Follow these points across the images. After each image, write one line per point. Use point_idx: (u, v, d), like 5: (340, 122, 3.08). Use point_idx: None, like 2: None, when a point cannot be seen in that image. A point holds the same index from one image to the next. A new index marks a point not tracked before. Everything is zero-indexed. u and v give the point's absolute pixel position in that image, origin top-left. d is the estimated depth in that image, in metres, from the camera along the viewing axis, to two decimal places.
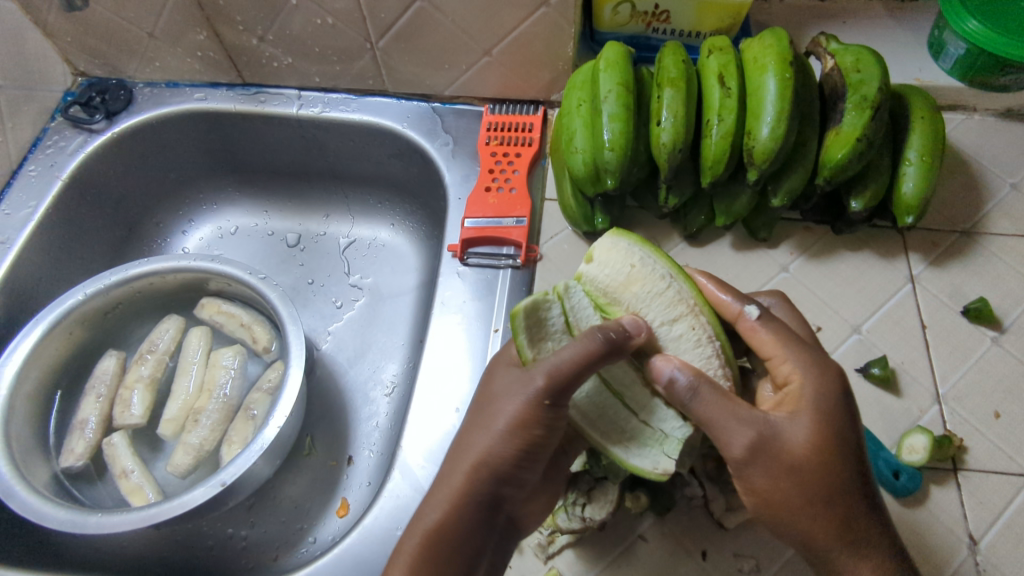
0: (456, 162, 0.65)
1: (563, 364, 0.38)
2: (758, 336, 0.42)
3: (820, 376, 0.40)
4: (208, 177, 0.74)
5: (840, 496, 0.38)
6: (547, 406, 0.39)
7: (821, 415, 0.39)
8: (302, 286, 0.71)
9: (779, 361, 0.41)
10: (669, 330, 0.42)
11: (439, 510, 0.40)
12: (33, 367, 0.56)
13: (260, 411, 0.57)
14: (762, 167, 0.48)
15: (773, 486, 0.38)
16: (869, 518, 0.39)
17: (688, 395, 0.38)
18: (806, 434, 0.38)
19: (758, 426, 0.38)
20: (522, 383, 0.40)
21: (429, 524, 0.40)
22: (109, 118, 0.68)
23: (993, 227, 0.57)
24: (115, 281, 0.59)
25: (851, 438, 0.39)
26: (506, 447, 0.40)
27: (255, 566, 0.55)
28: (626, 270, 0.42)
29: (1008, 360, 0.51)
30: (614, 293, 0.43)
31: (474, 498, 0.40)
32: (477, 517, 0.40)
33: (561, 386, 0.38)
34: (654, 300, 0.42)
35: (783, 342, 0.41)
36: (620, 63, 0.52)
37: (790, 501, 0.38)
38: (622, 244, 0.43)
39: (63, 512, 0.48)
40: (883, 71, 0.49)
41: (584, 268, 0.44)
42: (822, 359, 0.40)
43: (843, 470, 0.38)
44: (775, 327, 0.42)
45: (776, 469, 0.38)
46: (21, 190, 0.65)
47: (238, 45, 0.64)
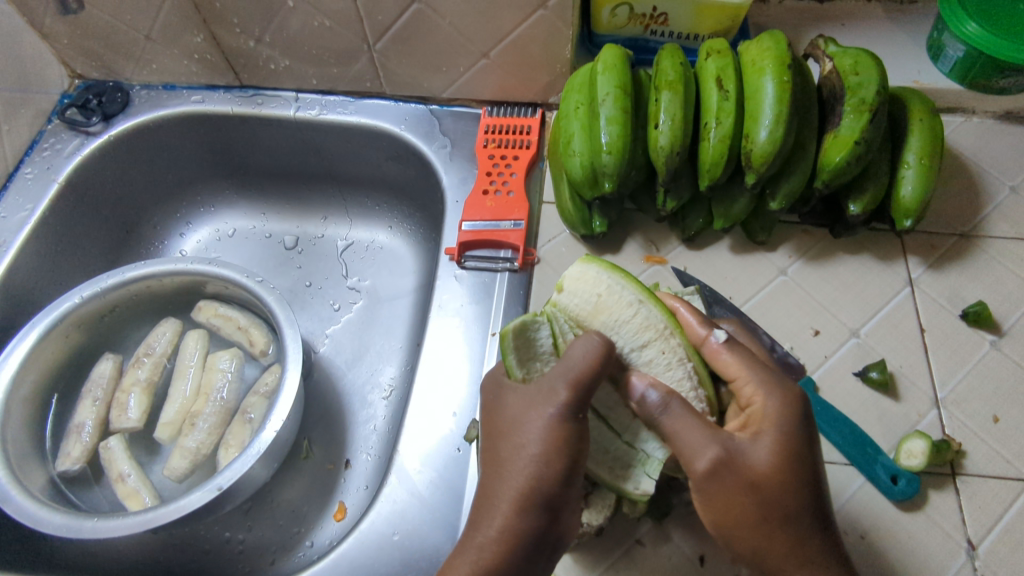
0: (454, 165, 0.65)
1: (581, 371, 0.38)
2: (721, 359, 0.42)
3: (783, 398, 0.39)
4: (205, 179, 0.74)
5: (795, 516, 0.38)
6: (578, 418, 0.39)
7: (783, 435, 0.38)
8: (300, 288, 0.71)
9: (742, 383, 0.40)
10: (640, 354, 0.42)
11: (487, 538, 0.38)
12: (29, 371, 0.56)
13: (257, 415, 0.57)
14: (760, 170, 0.48)
15: (728, 504, 0.38)
16: (822, 539, 0.39)
17: (659, 409, 0.39)
18: (762, 455, 0.38)
19: (721, 443, 0.38)
20: (545, 401, 0.39)
21: (483, 556, 0.38)
22: (107, 120, 0.68)
23: (992, 230, 0.57)
24: (112, 284, 0.59)
25: (810, 459, 0.39)
26: (541, 468, 0.38)
27: (253, 570, 0.55)
28: (594, 298, 0.43)
29: (1007, 364, 0.51)
30: (585, 320, 0.44)
31: (523, 523, 0.38)
32: (532, 540, 0.38)
33: (585, 394, 0.39)
34: (623, 326, 0.42)
35: (746, 364, 0.41)
36: (618, 66, 0.52)
37: (747, 519, 0.38)
38: (591, 269, 0.43)
39: (60, 516, 0.48)
40: (882, 74, 0.49)
41: (556, 297, 0.45)
42: (785, 381, 0.40)
43: (796, 490, 0.38)
44: (738, 350, 0.41)
45: (737, 486, 0.38)
46: (18, 192, 0.65)
47: (235, 47, 0.64)
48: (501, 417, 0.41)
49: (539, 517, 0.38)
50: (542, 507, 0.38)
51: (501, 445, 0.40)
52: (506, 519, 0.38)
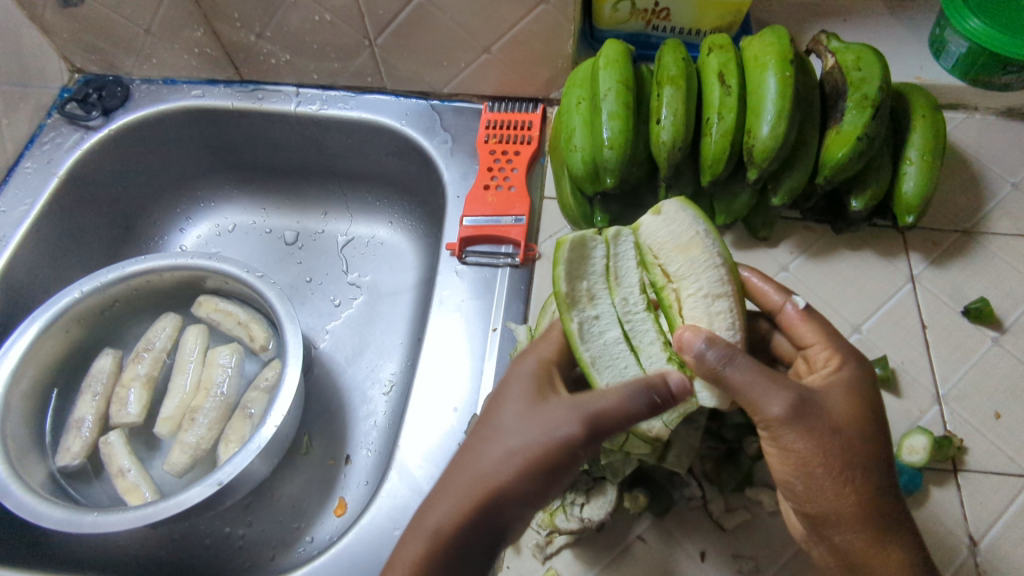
0: (455, 160, 0.65)
1: (603, 413, 0.36)
2: (799, 326, 0.44)
3: (857, 361, 0.41)
4: (205, 174, 0.74)
5: (871, 470, 0.37)
6: (577, 453, 0.37)
7: (854, 389, 0.39)
8: (300, 284, 0.71)
9: (819, 348, 0.42)
10: (708, 305, 0.40)
11: (440, 528, 0.36)
12: (29, 365, 0.55)
13: (258, 410, 0.57)
14: (762, 165, 0.48)
15: (808, 448, 0.36)
16: (891, 497, 0.38)
17: (723, 362, 0.36)
18: (838, 400, 0.38)
19: (796, 391, 0.37)
20: (553, 423, 0.37)
21: (431, 544, 0.36)
22: (106, 114, 0.67)
23: (993, 227, 0.57)
24: (112, 279, 0.58)
25: (882, 417, 0.39)
26: (520, 479, 0.37)
27: (253, 565, 0.55)
28: (684, 236, 0.40)
29: (1008, 361, 0.51)
30: (660, 251, 0.41)
31: (479, 525, 0.36)
32: (474, 545, 0.36)
33: (596, 437, 0.36)
34: (708, 272, 0.40)
35: (824, 332, 0.42)
36: (620, 61, 0.52)
37: (831, 470, 0.37)
38: (689, 212, 0.41)
39: (60, 511, 0.48)
40: (884, 70, 0.49)
41: (644, 220, 0.42)
42: (857, 350, 0.42)
43: (872, 440, 0.38)
44: (817, 318, 0.43)
45: (819, 433, 0.37)
46: (17, 186, 0.64)
47: (236, 41, 0.64)
48: (499, 416, 0.38)
49: (491, 526, 0.37)
50: (499, 519, 0.37)
51: (483, 444, 0.38)
52: (464, 515, 0.36)
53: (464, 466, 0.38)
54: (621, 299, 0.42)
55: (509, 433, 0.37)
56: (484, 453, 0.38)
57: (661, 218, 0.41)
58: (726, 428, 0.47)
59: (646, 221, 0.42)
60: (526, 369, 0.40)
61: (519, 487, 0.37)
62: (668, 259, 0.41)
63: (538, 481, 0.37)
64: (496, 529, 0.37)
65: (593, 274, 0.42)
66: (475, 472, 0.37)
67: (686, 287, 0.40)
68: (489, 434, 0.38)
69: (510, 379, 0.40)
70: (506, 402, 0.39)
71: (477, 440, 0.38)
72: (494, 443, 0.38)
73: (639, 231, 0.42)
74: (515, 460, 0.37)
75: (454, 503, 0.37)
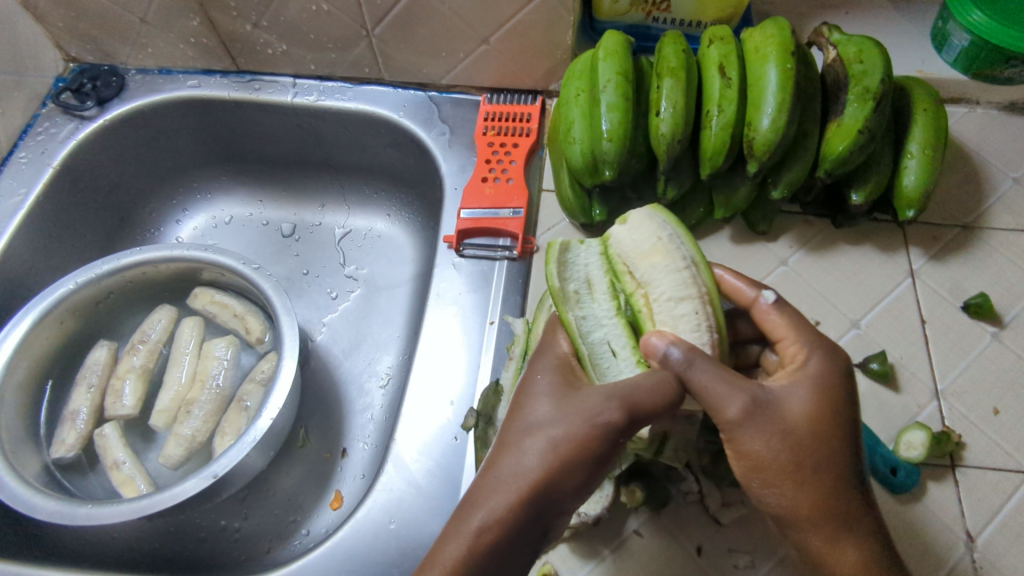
0: (453, 152, 0.64)
1: (643, 399, 0.36)
2: (770, 321, 0.42)
3: (828, 358, 0.40)
4: (202, 166, 0.74)
5: (832, 471, 0.37)
6: (619, 441, 0.36)
7: (819, 388, 0.39)
8: (297, 276, 0.71)
9: (790, 342, 0.41)
10: (673, 306, 0.40)
11: (485, 525, 0.36)
12: (24, 356, 0.55)
13: (253, 402, 0.56)
14: (762, 158, 0.47)
15: (763, 449, 0.37)
16: (855, 497, 0.38)
17: (684, 366, 0.37)
18: (800, 402, 0.38)
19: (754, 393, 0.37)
20: (596, 411, 0.36)
21: (478, 541, 0.35)
22: (101, 104, 0.67)
23: (994, 222, 0.57)
24: (107, 270, 0.58)
25: (850, 417, 0.39)
26: (562, 472, 0.36)
27: (248, 558, 0.55)
28: (652, 241, 0.42)
29: (1007, 357, 0.51)
30: (629, 257, 0.43)
31: (524, 519, 0.36)
32: (521, 538, 0.36)
33: (636, 422, 0.36)
34: (670, 274, 0.41)
35: (794, 324, 0.41)
36: (619, 52, 0.51)
37: (785, 472, 0.37)
38: (658, 218, 0.43)
39: (54, 503, 0.48)
40: (886, 62, 0.49)
41: (614, 230, 0.45)
42: (832, 344, 0.41)
43: (833, 442, 0.38)
44: (790, 311, 0.42)
45: (772, 435, 0.37)
46: (11, 177, 0.64)
47: (232, 31, 0.63)
48: (531, 411, 0.38)
49: (536, 520, 0.36)
50: (543, 513, 0.36)
51: (521, 440, 0.38)
52: (509, 511, 0.36)
53: (503, 462, 0.37)
54: (605, 301, 0.43)
55: (546, 428, 0.37)
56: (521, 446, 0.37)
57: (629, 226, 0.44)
58: (723, 424, 0.46)
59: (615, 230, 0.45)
60: (552, 360, 0.41)
61: (560, 480, 0.36)
62: (636, 263, 0.43)
63: (583, 472, 0.37)
64: (540, 523, 0.37)
65: (577, 279, 0.43)
66: (514, 467, 0.37)
67: (652, 291, 0.41)
68: (525, 430, 0.38)
69: (537, 374, 0.40)
70: (538, 398, 0.39)
71: (515, 436, 0.38)
72: (534, 432, 0.37)
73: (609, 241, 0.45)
74: (558, 452, 0.36)
75: (500, 495, 0.36)
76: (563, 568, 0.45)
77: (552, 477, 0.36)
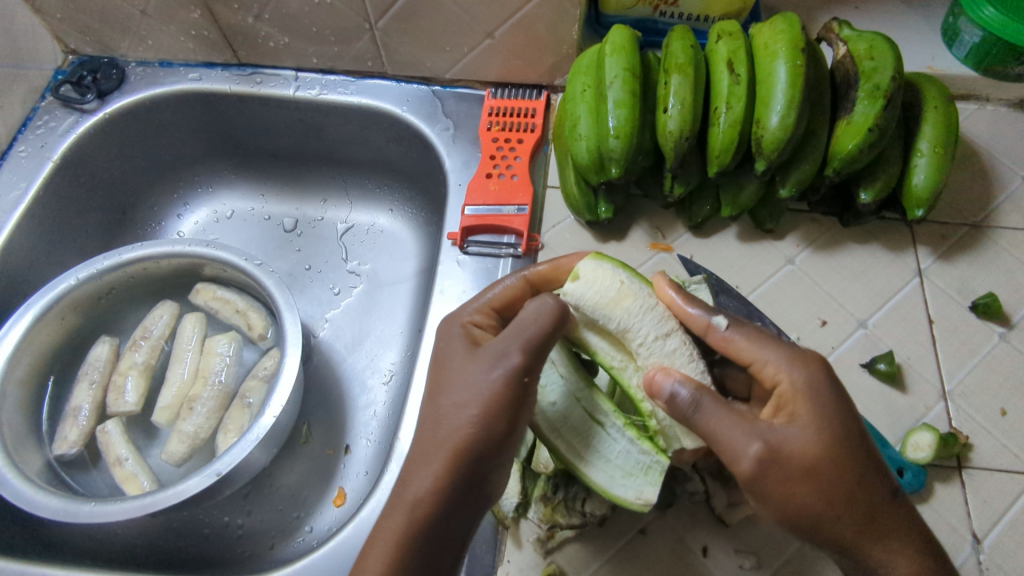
0: (457, 147, 0.64)
1: (532, 339, 0.37)
2: (734, 345, 0.40)
3: (807, 372, 0.38)
4: (203, 160, 0.73)
5: (861, 492, 0.37)
6: (524, 381, 0.37)
7: (820, 411, 0.37)
8: (299, 272, 0.70)
9: (762, 364, 0.39)
10: (663, 345, 0.40)
11: (419, 496, 0.37)
12: (25, 352, 0.55)
13: (256, 399, 0.56)
14: (771, 157, 0.47)
15: (790, 491, 0.36)
16: (891, 508, 0.37)
17: (692, 408, 0.37)
18: (811, 434, 0.37)
19: (764, 434, 0.37)
20: (494, 362, 0.37)
21: (416, 510, 0.37)
22: (101, 97, 0.66)
23: (1003, 220, 0.56)
24: (107, 266, 0.57)
25: (855, 426, 0.38)
26: (480, 429, 0.37)
27: (251, 555, 0.55)
28: (616, 287, 0.40)
29: (1015, 357, 0.51)
30: (596, 312, 0.40)
31: (457, 482, 0.37)
32: (462, 497, 0.38)
33: (535, 358, 0.37)
34: (647, 315, 0.40)
35: (757, 343, 0.40)
36: (627, 47, 0.50)
37: (815, 507, 0.37)
38: (606, 266, 0.41)
39: (57, 500, 0.48)
40: (897, 59, 0.48)
41: (567, 288, 0.40)
42: (801, 352, 0.39)
43: (854, 462, 0.37)
44: (749, 330, 0.40)
45: (792, 476, 0.36)
46: (11, 171, 0.63)
47: (233, 24, 0.62)
48: (444, 378, 0.39)
49: (471, 478, 0.38)
50: (476, 469, 0.38)
51: (439, 408, 0.38)
52: (440, 476, 0.37)
53: (423, 435, 0.39)
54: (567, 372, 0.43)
55: (453, 390, 0.38)
56: (443, 412, 0.38)
57: (583, 279, 0.40)
58: None
59: (570, 288, 0.40)
60: (455, 328, 0.42)
61: (479, 435, 0.37)
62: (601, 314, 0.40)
63: (499, 422, 0.37)
64: (474, 479, 0.38)
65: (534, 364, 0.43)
66: (435, 436, 0.38)
67: (635, 337, 0.40)
68: (440, 395, 0.39)
69: (443, 344, 0.42)
70: (448, 364, 0.40)
71: (433, 405, 0.39)
72: (452, 396, 0.38)
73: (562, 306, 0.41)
74: (469, 411, 0.37)
75: (427, 466, 0.38)
76: (568, 567, 0.45)
77: (476, 438, 0.37)
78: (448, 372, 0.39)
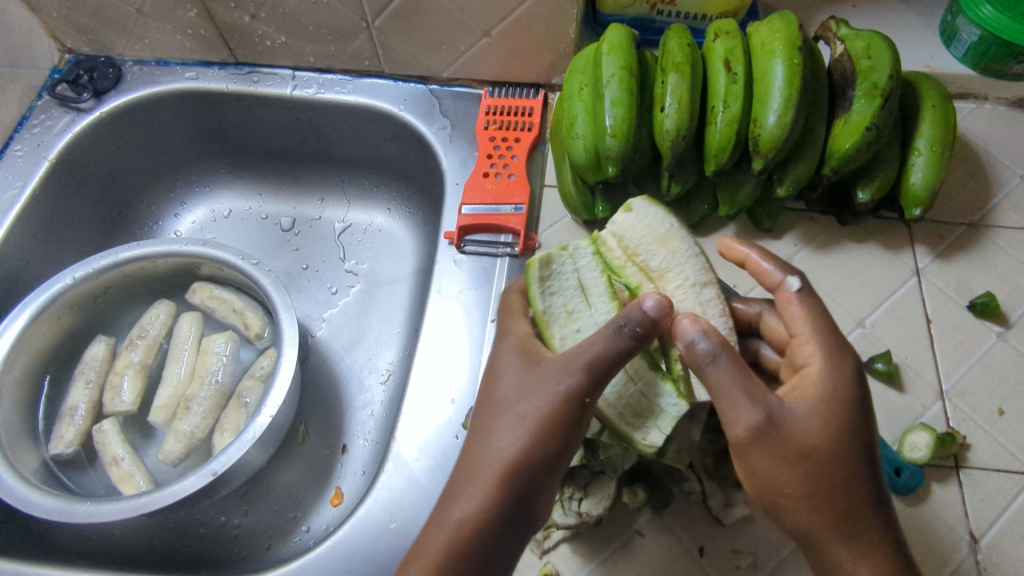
0: (454, 146, 0.64)
1: (596, 361, 0.36)
2: (793, 309, 0.40)
3: (840, 363, 0.38)
4: (201, 159, 0.73)
5: (846, 490, 0.36)
6: (586, 403, 0.37)
7: (830, 402, 0.37)
8: (297, 271, 0.70)
9: (803, 341, 0.39)
10: (698, 292, 0.42)
11: (467, 515, 0.37)
12: (21, 351, 0.55)
13: (253, 399, 0.56)
14: (768, 156, 0.47)
15: (774, 466, 0.36)
16: (871, 514, 0.37)
17: (707, 358, 0.36)
18: (814, 419, 0.36)
19: (770, 406, 0.36)
20: (557, 379, 0.37)
21: (465, 529, 0.37)
22: (98, 97, 0.66)
23: (1001, 219, 0.56)
24: (104, 266, 0.57)
25: (859, 431, 0.37)
26: (534, 447, 0.37)
27: (248, 555, 0.54)
28: (665, 228, 0.43)
29: (1013, 356, 0.50)
30: (642, 246, 0.43)
31: (509, 499, 0.37)
32: (512, 515, 0.38)
33: (599, 381, 0.36)
34: (689, 260, 0.42)
35: (815, 322, 0.39)
36: (624, 46, 0.50)
37: (794, 491, 0.36)
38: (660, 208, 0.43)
39: (52, 500, 0.48)
40: (894, 58, 0.48)
41: (617, 217, 0.43)
42: (842, 344, 0.39)
43: (847, 459, 0.36)
44: (813, 305, 0.40)
45: (780, 453, 0.36)
46: (7, 170, 0.63)
47: (230, 23, 0.62)
48: (503, 390, 0.40)
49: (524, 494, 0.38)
50: (529, 490, 0.38)
51: (494, 424, 0.39)
52: (491, 495, 0.37)
53: (475, 450, 0.39)
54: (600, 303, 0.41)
55: (514, 406, 0.38)
56: (497, 427, 0.39)
57: (632, 214, 0.43)
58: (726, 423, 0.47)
59: (618, 220, 0.43)
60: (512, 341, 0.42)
61: (535, 457, 0.37)
62: (644, 249, 0.43)
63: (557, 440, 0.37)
64: (529, 497, 0.38)
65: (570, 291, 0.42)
66: (488, 450, 0.38)
67: (673, 278, 0.42)
68: (495, 412, 0.39)
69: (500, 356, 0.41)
70: (505, 379, 0.40)
71: (486, 419, 0.39)
72: (511, 412, 0.38)
73: (603, 240, 0.43)
74: (528, 429, 0.37)
75: (480, 481, 0.38)
76: (565, 568, 0.45)
77: (529, 455, 0.37)
78: (499, 387, 0.40)
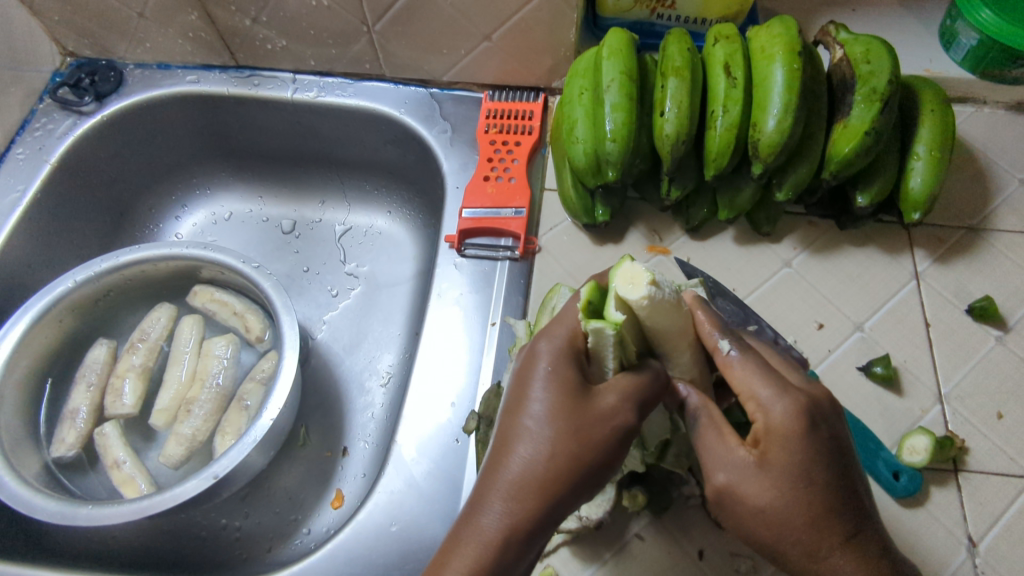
0: (455, 150, 0.64)
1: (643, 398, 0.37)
2: (733, 371, 0.38)
3: (789, 412, 0.36)
4: (202, 162, 0.73)
5: (811, 531, 0.36)
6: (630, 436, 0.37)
7: (786, 454, 0.36)
8: (297, 274, 0.70)
9: (750, 399, 0.37)
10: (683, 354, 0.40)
11: (504, 524, 0.35)
12: (23, 355, 0.55)
13: (254, 402, 0.56)
14: (767, 160, 0.47)
15: (748, 517, 0.37)
16: (845, 550, 0.36)
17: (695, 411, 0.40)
18: (769, 477, 0.36)
19: (731, 469, 0.37)
20: (608, 407, 0.37)
21: (501, 542, 0.35)
22: (99, 100, 0.66)
23: (999, 223, 0.56)
24: (105, 268, 0.57)
25: (820, 472, 0.36)
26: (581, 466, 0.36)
27: (249, 557, 0.55)
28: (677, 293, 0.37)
29: (1011, 359, 0.51)
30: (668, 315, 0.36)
31: (545, 513, 0.36)
32: (542, 529, 0.36)
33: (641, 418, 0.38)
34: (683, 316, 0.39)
35: (757, 377, 0.37)
36: (623, 51, 0.50)
37: (765, 536, 0.37)
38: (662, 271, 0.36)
39: (55, 503, 0.48)
40: (894, 62, 0.48)
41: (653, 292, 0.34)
42: (790, 386, 0.37)
43: (809, 502, 0.36)
44: (751, 361, 0.38)
45: (748, 507, 0.37)
46: (9, 173, 0.63)
47: (231, 26, 0.63)
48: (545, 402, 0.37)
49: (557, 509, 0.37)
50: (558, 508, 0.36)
51: (537, 436, 0.36)
52: (529, 508, 0.36)
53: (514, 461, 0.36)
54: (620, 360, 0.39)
55: (560, 422, 0.36)
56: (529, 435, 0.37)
57: (659, 284, 0.35)
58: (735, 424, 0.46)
59: (651, 294, 0.34)
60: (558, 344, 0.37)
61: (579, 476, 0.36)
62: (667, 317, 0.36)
63: (601, 464, 0.37)
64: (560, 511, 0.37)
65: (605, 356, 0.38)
66: (527, 464, 0.36)
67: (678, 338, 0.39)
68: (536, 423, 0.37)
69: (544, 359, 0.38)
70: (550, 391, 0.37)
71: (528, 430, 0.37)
72: (548, 428, 0.36)
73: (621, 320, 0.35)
74: (571, 446, 0.36)
75: (517, 495, 0.36)
76: (565, 571, 0.45)
77: (573, 474, 0.36)
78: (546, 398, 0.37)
